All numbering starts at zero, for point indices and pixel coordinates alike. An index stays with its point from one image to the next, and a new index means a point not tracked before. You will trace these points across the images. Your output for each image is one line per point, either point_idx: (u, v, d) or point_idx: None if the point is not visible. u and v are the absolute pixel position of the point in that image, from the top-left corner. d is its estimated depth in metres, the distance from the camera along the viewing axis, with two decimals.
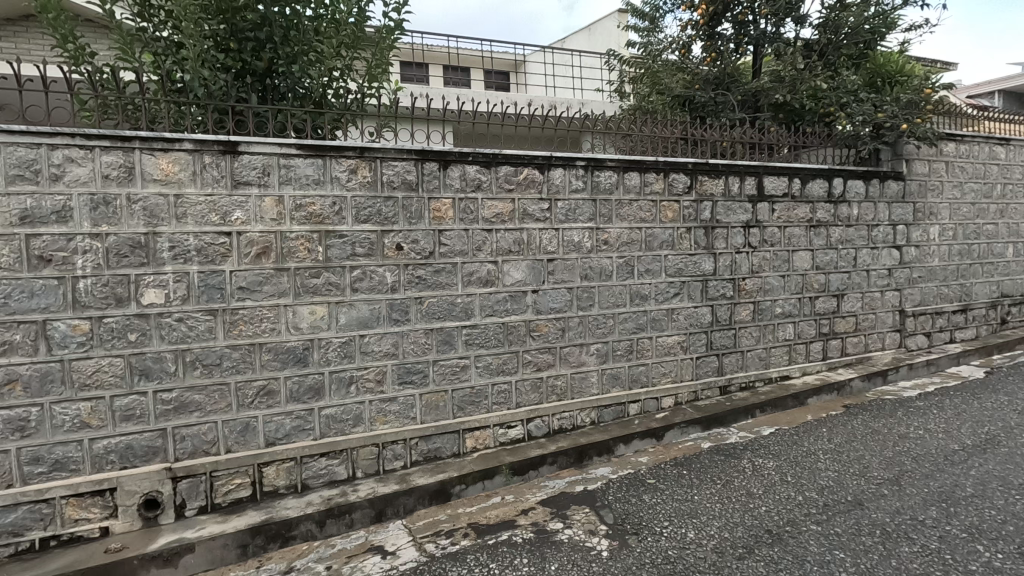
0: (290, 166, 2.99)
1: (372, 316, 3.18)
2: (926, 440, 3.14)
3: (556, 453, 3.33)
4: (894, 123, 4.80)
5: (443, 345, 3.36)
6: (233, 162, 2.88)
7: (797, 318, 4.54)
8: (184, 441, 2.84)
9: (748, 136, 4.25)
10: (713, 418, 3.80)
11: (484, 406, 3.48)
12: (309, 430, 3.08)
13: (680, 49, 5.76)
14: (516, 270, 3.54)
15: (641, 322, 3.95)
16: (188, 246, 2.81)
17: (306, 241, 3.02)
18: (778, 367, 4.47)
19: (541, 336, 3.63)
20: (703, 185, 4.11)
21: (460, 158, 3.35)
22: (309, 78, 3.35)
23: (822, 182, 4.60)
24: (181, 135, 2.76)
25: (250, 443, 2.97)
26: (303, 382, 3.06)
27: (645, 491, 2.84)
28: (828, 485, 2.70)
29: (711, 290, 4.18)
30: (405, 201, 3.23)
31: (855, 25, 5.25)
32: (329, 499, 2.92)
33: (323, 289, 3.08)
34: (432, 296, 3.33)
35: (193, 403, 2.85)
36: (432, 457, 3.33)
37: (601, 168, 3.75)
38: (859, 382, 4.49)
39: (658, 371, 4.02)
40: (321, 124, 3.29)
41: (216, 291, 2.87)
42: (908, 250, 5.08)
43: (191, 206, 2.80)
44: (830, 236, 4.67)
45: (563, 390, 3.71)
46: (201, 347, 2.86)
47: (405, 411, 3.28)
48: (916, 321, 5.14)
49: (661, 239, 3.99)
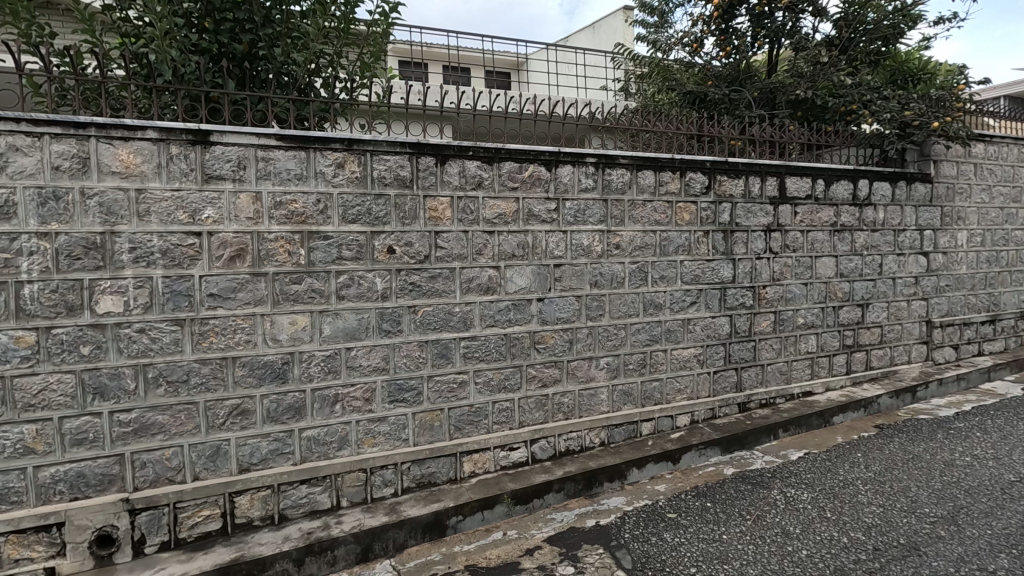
0: (269, 159, 2.67)
1: (360, 327, 2.87)
2: (976, 470, 2.82)
3: (563, 479, 3.00)
4: (922, 122, 4.49)
5: (439, 358, 3.04)
6: (203, 153, 2.55)
7: (820, 329, 4.24)
8: (145, 468, 2.51)
9: (767, 134, 3.96)
10: (734, 439, 3.49)
11: (483, 426, 3.16)
12: (289, 454, 2.76)
13: (692, 44, 5.52)
14: (520, 276, 3.22)
15: (654, 333, 3.63)
16: (152, 247, 2.48)
17: (287, 242, 2.71)
18: (800, 382, 4.15)
19: (546, 348, 3.31)
20: (722, 185, 3.80)
21: (459, 152, 3.04)
22: (295, 62, 3.00)
23: (847, 184, 4.30)
24: (143, 122, 2.45)
25: (221, 470, 2.64)
26: (282, 401, 2.73)
27: (666, 528, 2.52)
28: (875, 524, 2.38)
29: (730, 299, 3.87)
30: (398, 200, 2.92)
31: (875, 21, 4.95)
32: (310, 533, 2.60)
33: (305, 296, 2.75)
34: (427, 304, 3.00)
35: (156, 425, 2.52)
36: (426, 483, 3.01)
37: (613, 166, 3.44)
38: (888, 400, 4.17)
39: (672, 388, 3.70)
40: (306, 114, 2.98)
41: (183, 298, 2.54)
42: (936, 257, 4.77)
43: (155, 202, 2.48)
44: (854, 242, 4.36)
45: (570, 408, 3.39)
46: (165, 362, 2.53)
47: (396, 432, 2.96)
48: (943, 333, 4.83)
49: (677, 243, 3.67)
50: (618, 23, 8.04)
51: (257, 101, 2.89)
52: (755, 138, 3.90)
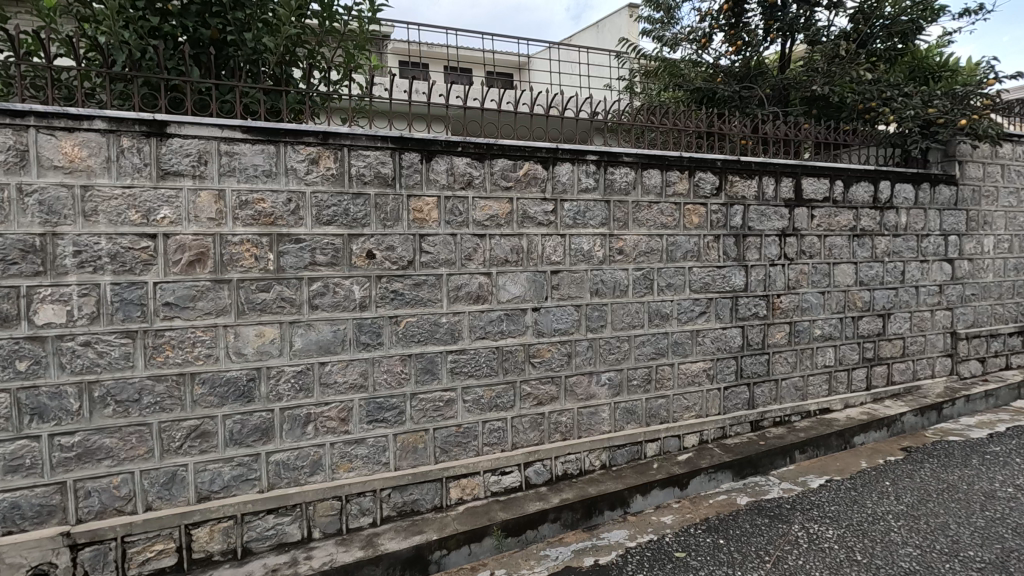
0: (233, 153, 2.41)
1: (336, 340, 2.60)
2: (1021, 505, 2.54)
3: (559, 508, 2.72)
4: (949, 119, 4.18)
5: (424, 374, 2.77)
6: (158, 146, 2.30)
7: (839, 341, 3.94)
8: (90, 498, 2.25)
9: (782, 132, 3.68)
10: (747, 462, 3.20)
11: (472, 448, 2.88)
12: (255, 481, 2.48)
13: (700, 39, 5.27)
14: (513, 284, 2.95)
15: (661, 346, 3.35)
16: (100, 251, 2.23)
17: (254, 246, 2.45)
18: (816, 399, 3.86)
19: (543, 363, 3.04)
20: (734, 186, 3.53)
21: (447, 148, 2.78)
22: (267, 48, 2.69)
23: (867, 185, 4.02)
24: (91, 111, 2.20)
25: (177, 499, 2.37)
26: (247, 422, 2.46)
27: (674, 571, 2.25)
28: (913, 570, 2.10)
29: (742, 309, 3.58)
30: (378, 199, 2.65)
31: (893, 15, 4.68)
32: (274, 571, 2.33)
33: (273, 306, 2.49)
34: (411, 315, 2.73)
35: (103, 450, 2.26)
36: (408, 512, 2.73)
37: (616, 164, 3.17)
38: (912, 419, 3.87)
39: (679, 405, 3.41)
40: (280, 107, 2.72)
41: (135, 308, 2.28)
42: (961, 264, 4.47)
43: (103, 201, 2.23)
44: (875, 247, 4.07)
45: (568, 428, 3.11)
46: (114, 379, 2.26)
47: (375, 456, 2.69)
48: (969, 345, 4.52)
49: (685, 249, 3.39)
50: (623, 20, 7.79)
51: (225, 91, 2.62)
52: (768, 137, 3.62)
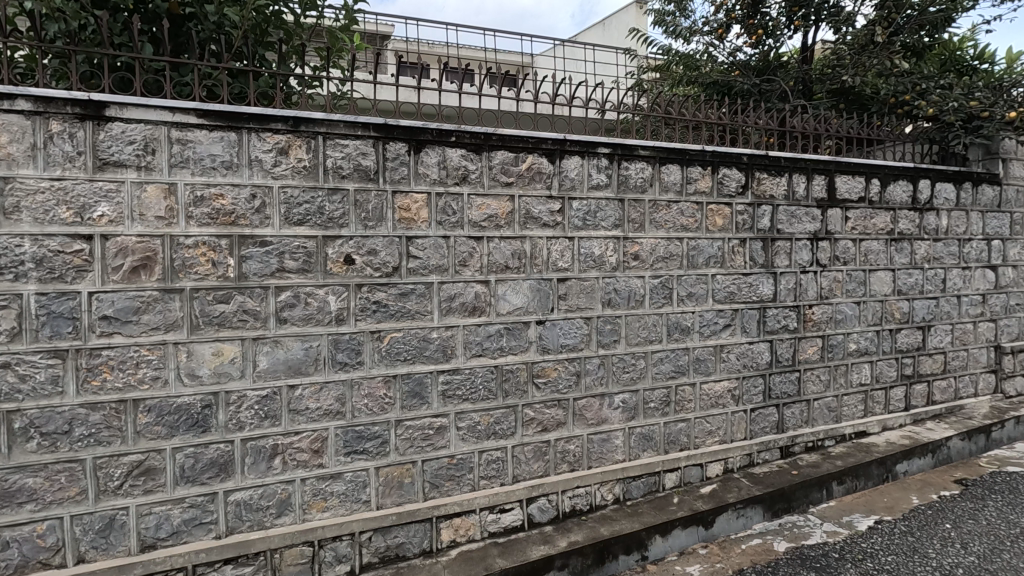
0: (187, 141, 2.06)
1: (308, 359, 2.23)
2: None
3: (568, 555, 2.35)
4: (993, 112, 3.76)
5: (411, 398, 2.40)
6: (95, 132, 1.95)
7: (875, 356, 3.56)
8: (8, 550, 1.88)
9: (812, 125, 3.31)
10: (780, 497, 2.82)
11: (466, 483, 2.51)
12: (210, 525, 2.11)
13: (716, 30, 4.86)
14: (514, 293, 2.59)
15: (680, 363, 2.97)
16: (23, 256, 1.87)
17: (211, 249, 2.09)
18: (852, 421, 3.47)
19: (547, 383, 2.67)
20: (761, 184, 3.16)
21: (439, 137, 2.42)
22: (233, 23, 2.33)
23: (905, 184, 3.65)
24: (13, 89, 1.85)
25: (115, 548, 2.00)
26: (202, 456, 2.10)
27: None
28: None
29: (771, 321, 3.20)
30: (359, 196, 2.29)
31: (920, 6, 4.22)
32: None
33: (233, 320, 2.13)
34: (396, 330, 2.37)
35: (25, 491, 1.90)
36: (392, 558, 2.35)
37: (631, 158, 2.81)
38: (958, 444, 3.48)
39: (702, 430, 3.03)
40: (246, 90, 2.36)
41: (66, 323, 1.92)
42: (1005, 271, 4.08)
43: (27, 196, 1.87)
44: (914, 253, 3.69)
45: (576, 457, 2.73)
46: (40, 408, 1.90)
47: (354, 493, 2.32)
48: (1015, 360, 4.13)
49: (707, 254, 3.02)
50: (630, 17, 7.51)
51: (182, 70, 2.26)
52: (798, 130, 3.25)
